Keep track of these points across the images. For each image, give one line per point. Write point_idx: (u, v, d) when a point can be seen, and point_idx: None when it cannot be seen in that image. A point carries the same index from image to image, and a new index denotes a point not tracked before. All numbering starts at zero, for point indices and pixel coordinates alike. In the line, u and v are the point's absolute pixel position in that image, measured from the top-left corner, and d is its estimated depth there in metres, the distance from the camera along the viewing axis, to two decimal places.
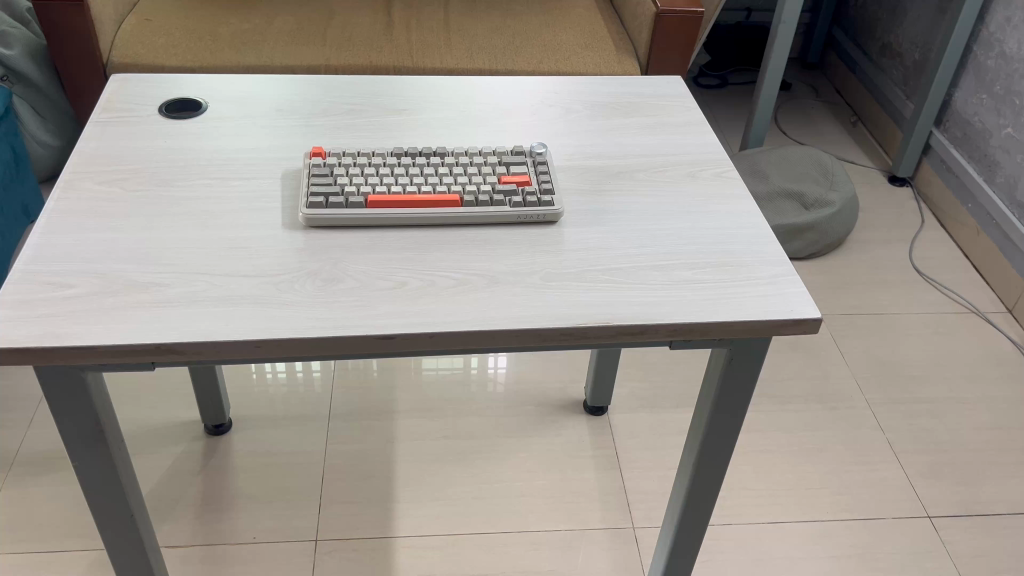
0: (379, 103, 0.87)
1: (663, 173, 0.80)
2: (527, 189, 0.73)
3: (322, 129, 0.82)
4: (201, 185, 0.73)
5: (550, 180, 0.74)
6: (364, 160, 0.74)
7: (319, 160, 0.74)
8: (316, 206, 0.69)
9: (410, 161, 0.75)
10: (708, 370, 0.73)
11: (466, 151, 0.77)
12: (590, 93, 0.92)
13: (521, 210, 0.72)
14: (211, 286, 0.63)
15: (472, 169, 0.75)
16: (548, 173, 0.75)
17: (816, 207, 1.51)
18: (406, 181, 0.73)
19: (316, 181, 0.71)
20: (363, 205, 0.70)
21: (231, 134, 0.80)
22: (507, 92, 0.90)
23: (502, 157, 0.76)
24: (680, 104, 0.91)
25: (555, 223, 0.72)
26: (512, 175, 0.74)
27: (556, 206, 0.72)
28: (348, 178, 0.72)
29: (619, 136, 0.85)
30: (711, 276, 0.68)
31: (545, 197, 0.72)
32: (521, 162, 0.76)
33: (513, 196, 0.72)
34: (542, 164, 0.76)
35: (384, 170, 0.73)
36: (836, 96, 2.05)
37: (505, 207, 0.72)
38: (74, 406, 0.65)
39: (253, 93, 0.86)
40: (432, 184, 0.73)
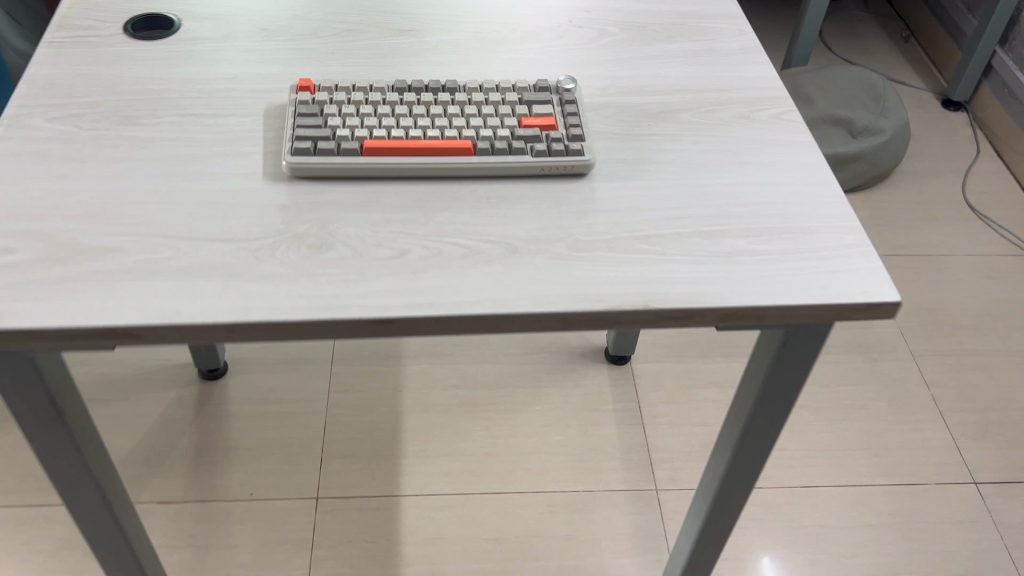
0: (381, 22, 0.74)
1: (712, 114, 0.68)
2: (552, 134, 0.61)
3: (312, 55, 0.70)
4: (168, 123, 0.62)
5: (580, 123, 0.63)
6: (359, 94, 0.63)
7: (308, 94, 0.62)
8: (303, 153, 0.58)
9: (415, 97, 0.63)
10: (757, 352, 0.64)
11: (480, 83, 0.65)
12: (628, 10, 0.79)
13: (545, 159, 0.60)
14: (176, 253, 0.53)
15: (487, 108, 0.63)
16: (578, 113, 0.63)
17: (864, 135, 1.38)
18: (410, 121, 0.61)
19: (303, 120, 0.60)
20: (357, 152, 0.59)
21: (205, 59, 0.68)
22: (532, 7, 0.78)
23: (523, 92, 0.65)
24: (733, 26, 0.77)
25: (585, 176, 0.61)
26: (534, 116, 0.63)
27: (586, 156, 0.61)
28: (340, 117, 0.61)
29: (660, 66, 0.72)
30: (770, 247, 0.57)
31: (573, 144, 0.61)
32: (546, 100, 0.64)
33: (536, 143, 0.61)
34: (571, 102, 0.64)
35: (383, 107, 0.62)
36: (887, 7, 1.87)
37: (526, 156, 0.60)
38: (26, 392, 0.56)
39: (233, 8, 0.74)
40: (439, 126, 0.61)
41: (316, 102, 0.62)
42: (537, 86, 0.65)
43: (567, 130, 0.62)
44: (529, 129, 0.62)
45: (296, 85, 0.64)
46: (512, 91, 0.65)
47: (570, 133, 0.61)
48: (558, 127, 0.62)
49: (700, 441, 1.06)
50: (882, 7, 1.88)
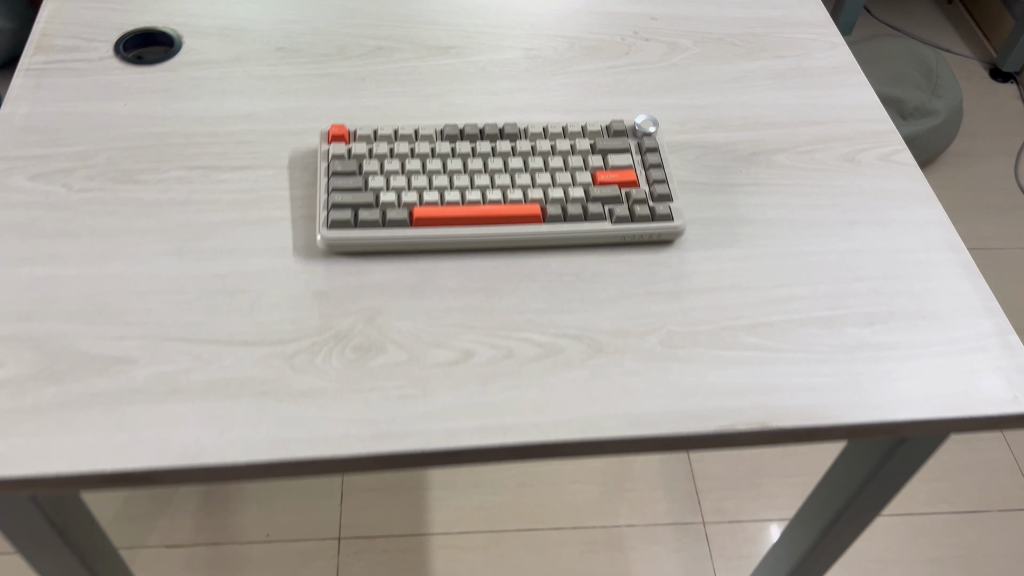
0: (417, 35, 0.63)
1: (810, 156, 0.58)
2: (634, 194, 0.52)
3: (339, 83, 0.59)
4: (175, 182, 0.52)
5: (666, 178, 0.53)
6: (403, 144, 0.53)
7: (343, 145, 0.52)
8: (341, 226, 0.49)
9: (469, 147, 0.53)
10: (843, 457, 0.57)
11: (543, 125, 0.55)
12: (700, 16, 0.68)
13: (627, 227, 0.51)
14: (195, 364, 0.44)
15: (555, 160, 0.53)
16: (662, 165, 0.53)
17: (916, 117, 1.28)
18: (466, 179, 0.51)
19: (339, 182, 0.50)
20: (405, 221, 0.49)
21: (214, 90, 0.58)
22: (590, 14, 0.67)
23: (595, 137, 0.55)
24: (820, 37, 0.67)
25: (673, 244, 0.52)
26: (611, 169, 0.53)
27: (676, 222, 0.51)
28: (384, 177, 0.51)
29: (743, 91, 0.62)
30: (897, 340, 0.48)
31: (660, 207, 0.51)
32: (623, 148, 0.54)
33: (616, 206, 0.51)
34: (652, 150, 0.54)
35: (433, 162, 0.52)
36: None
37: (604, 222, 0.51)
38: (24, 528, 0.47)
39: (243, 19, 0.63)
40: (501, 185, 0.52)
41: (354, 157, 0.52)
42: (611, 130, 0.55)
43: (651, 186, 0.53)
44: (607, 188, 0.52)
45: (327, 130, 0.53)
46: (581, 136, 0.55)
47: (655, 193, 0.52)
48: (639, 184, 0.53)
49: (748, 467, 0.99)
50: None
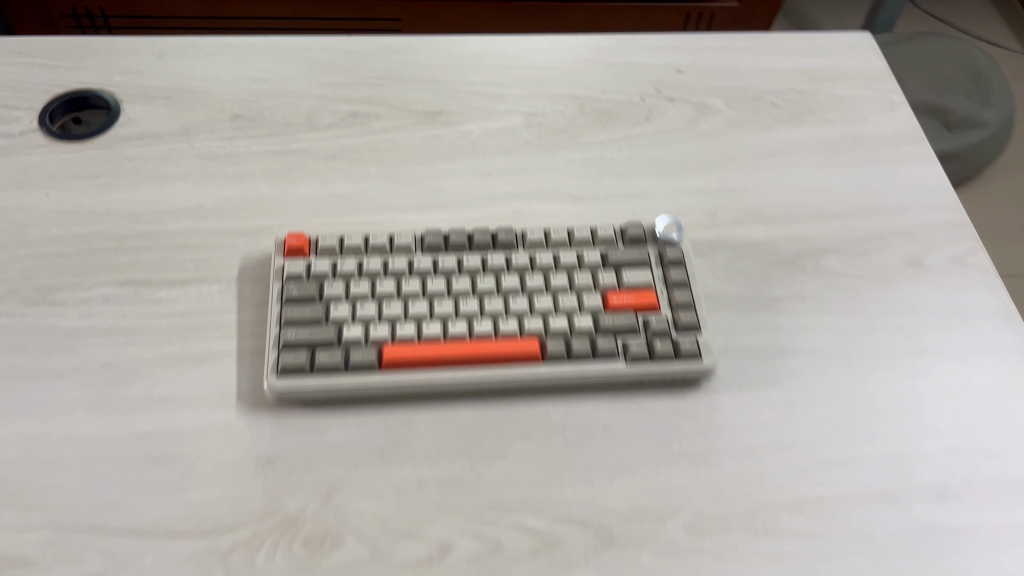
0: (399, 94, 0.54)
1: (865, 260, 0.48)
2: (653, 324, 0.43)
3: (305, 163, 0.50)
4: (100, 303, 0.43)
5: (693, 301, 0.44)
6: (373, 259, 0.43)
7: (301, 260, 0.43)
8: (294, 371, 0.40)
9: (454, 261, 0.44)
10: None
11: (544, 228, 0.46)
12: (734, 66, 0.58)
13: (645, 368, 0.41)
14: (107, 564, 0.36)
15: (557, 277, 0.44)
16: (689, 284, 0.44)
17: (963, 129, 1.17)
18: (449, 305, 0.42)
19: (295, 312, 0.41)
20: (373, 364, 0.40)
21: (154, 175, 0.48)
22: (605, 64, 0.57)
23: (607, 246, 0.45)
24: (876, 93, 0.57)
25: (700, 385, 0.43)
26: (627, 290, 0.44)
27: (706, 360, 0.42)
28: (349, 303, 0.42)
29: (785, 168, 0.52)
30: (976, 523, 0.39)
31: (686, 341, 0.42)
32: (641, 261, 0.45)
33: (632, 340, 0.42)
34: (676, 263, 0.45)
35: (409, 283, 0.43)
36: None
37: (618, 360, 0.42)
38: None
39: (193, 76, 0.53)
40: (492, 313, 0.42)
41: (314, 277, 0.43)
42: (626, 237, 0.46)
43: (675, 313, 0.43)
44: (621, 317, 0.43)
45: (284, 238, 0.44)
46: (590, 245, 0.45)
47: (680, 323, 0.43)
48: (660, 309, 0.44)
49: None
50: None
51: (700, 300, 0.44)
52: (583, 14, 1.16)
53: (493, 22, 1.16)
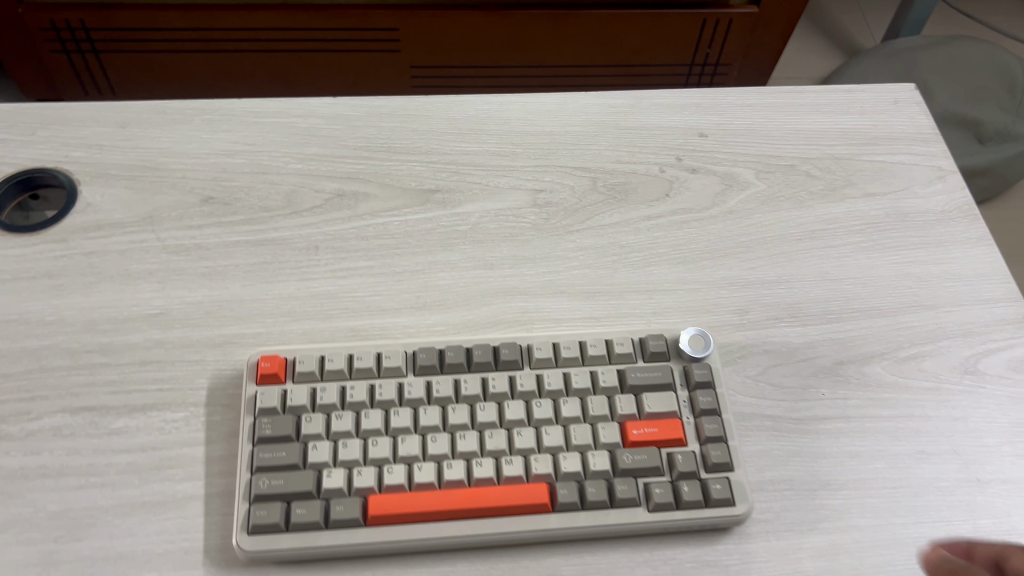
0: (389, 169, 0.48)
1: (913, 366, 0.43)
2: (678, 462, 0.37)
3: (284, 256, 0.45)
4: (49, 436, 0.38)
5: (724, 433, 0.38)
6: (357, 386, 0.38)
7: (276, 390, 0.38)
8: (267, 531, 0.35)
9: (450, 387, 0.39)
10: None
11: (552, 342, 0.40)
12: (762, 126, 0.52)
13: (670, 518, 0.36)
14: None
15: (568, 405, 0.38)
16: (719, 412, 0.39)
17: (997, 141, 1.11)
18: (444, 444, 0.37)
19: (268, 456, 0.36)
20: (358, 519, 0.35)
21: (115, 274, 0.43)
22: (617, 129, 0.51)
23: (625, 364, 0.40)
24: (922, 160, 0.51)
25: (733, 530, 0.37)
26: (648, 420, 0.38)
27: (740, 507, 0.36)
28: (331, 444, 0.37)
29: (821, 254, 0.47)
30: None
31: (717, 485, 0.37)
32: (662, 383, 0.39)
33: (653, 483, 0.37)
34: (704, 385, 0.40)
35: (399, 415, 0.38)
36: None
37: (640, 507, 0.36)
38: None
39: (160, 151, 0.48)
40: (494, 452, 0.37)
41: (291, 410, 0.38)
42: (647, 352, 0.40)
43: (702, 448, 0.38)
44: (641, 454, 0.37)
45: (258, 359, 0.39)
46: (605, 362, 0.40)
47: (709, 462, 0.37)
48: (686, 442, 0.38)
49: None
50: None
51: (730, 429, 0.38)
52: (592, 22, 1.09)
53: (497, 32, 1.09)
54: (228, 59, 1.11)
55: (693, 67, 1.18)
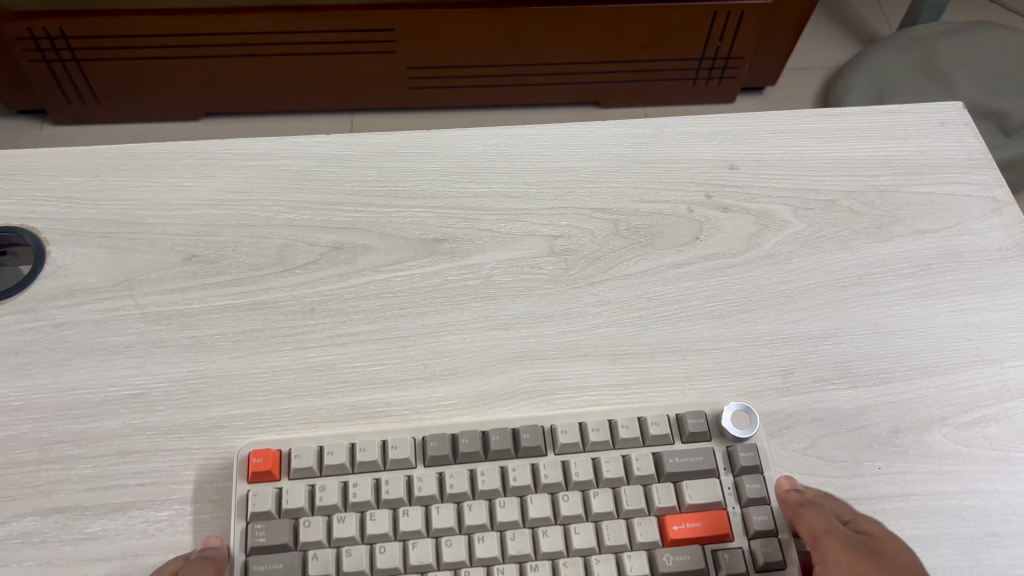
0: (390, 216, 0.44)
1: (978, 433, 0.38)
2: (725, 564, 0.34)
3: (276, 321, 0.40)
4: (17, 545, 0.34)
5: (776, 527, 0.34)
6: (361, 482, 0.34)
7: (270, 489, 0.34)
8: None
9: (466, 481, 0.34)
10: None
11: (578, 421, 0.36)
12: (798, 156, 0.47)
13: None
14: None
15: (599, 497, 0.34)
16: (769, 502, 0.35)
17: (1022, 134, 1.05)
18: (461, 550, 0.33)
19: (262, 569, 0.33)
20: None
21: (90, 348, 0.39)
22: (640, 163, 0.46)
23: (661, 444, 0.36)
24: (974, 190, 0.46)
25: None
26: (689, 515, 0.34)
27: None
28: (329, 551, 0.33)
29: (869, 303, 0.42)
30: None
31: None
32: (704, 469, 0.35)
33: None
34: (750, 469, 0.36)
35: (409, 517, 0.34)
36: None
37: None
38: None
39: (138, 202, 0.43)
40: (517, 557, 0.33)
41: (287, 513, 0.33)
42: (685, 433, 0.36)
43: (750, 544, 0.34)
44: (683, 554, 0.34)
45: (247, 454, 0.35)
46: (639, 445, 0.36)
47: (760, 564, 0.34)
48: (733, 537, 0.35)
49: None
50: None
51: (782, 522, 0.35)
52: (597, 17, 1.03)
53: (497, 30, 1.04)
54: (217, 64, 1.06)
55: (703, 62, 1.13)
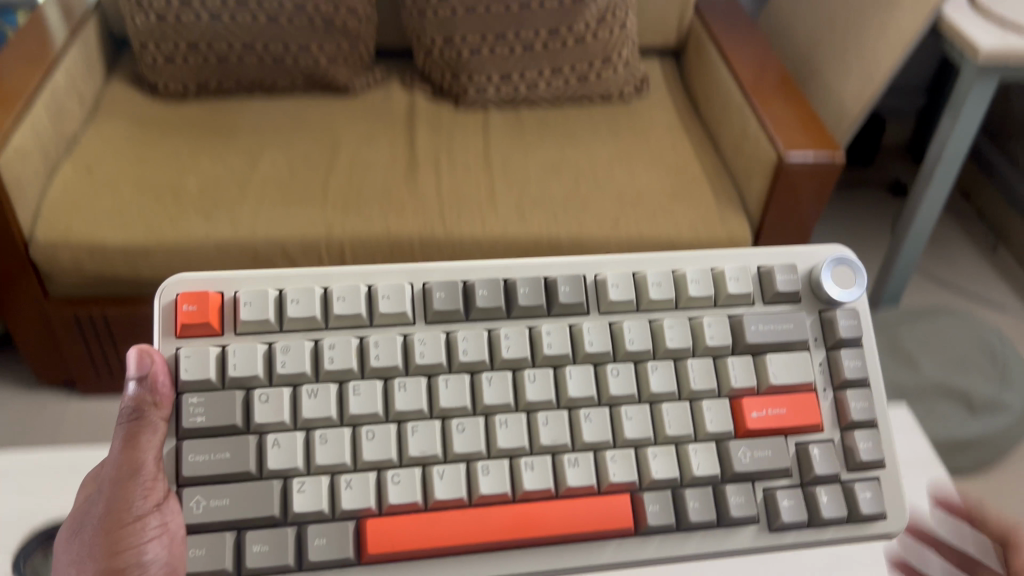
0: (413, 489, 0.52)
1: None
2: (805, 467, 0.58)
3: None
4: None
5: (869, 411, 0.59)
6: (323, 340, 0.56)
7: (213, 352, 0.55)
8: (216, 551, 0.51)
9: (473, 352, 0.57)
10: None
11: (632, 275, 0.61)
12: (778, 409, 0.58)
13: (787, 533, 0.57)
14: None
15: (655, 374, 0.59)
16: (863, 377, 0.60)
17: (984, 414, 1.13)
18: (471, 432, 0.56)
19: (199, 457, 0.53)
20: (352, 540, 0.53)
21: None
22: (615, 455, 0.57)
23: (716, 297, 0.61)
24: None
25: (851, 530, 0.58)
26: (796, 402, 0.59)
27: (849, 516, 0.57)
28: (260, 425, 0.54)
29: None
30: None
31: (826, 497, 0.57)
32: (794, 331, 0.60)
33: (775, 492, 0.57)
34: (842, 343, 0.61)
35: (406, 396, 0.56)
36: (972, 217, 1.67)
37: (762, 529, 0.57)
38: None
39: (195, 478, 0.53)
40: (550, 442, 0.57)
41: (235, 381, 0.55)
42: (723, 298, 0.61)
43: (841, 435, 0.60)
44: (764, 449, 0.58)
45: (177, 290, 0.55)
46: (712, 305, 0.61)
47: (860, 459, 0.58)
48: (825, 427, 0.60)
49: None
50: (964, 212, 1.68)
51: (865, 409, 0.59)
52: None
53: None
54: None
55: None
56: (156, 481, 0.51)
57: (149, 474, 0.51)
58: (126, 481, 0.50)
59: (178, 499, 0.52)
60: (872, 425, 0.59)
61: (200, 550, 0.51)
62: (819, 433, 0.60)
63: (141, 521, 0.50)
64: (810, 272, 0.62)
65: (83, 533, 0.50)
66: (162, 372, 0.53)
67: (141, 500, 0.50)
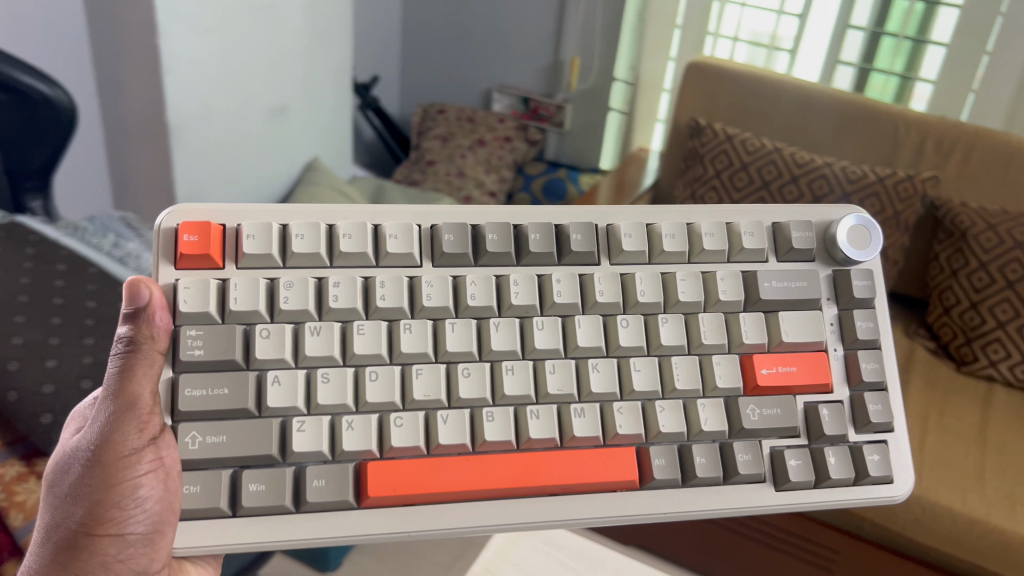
0: None
1: None
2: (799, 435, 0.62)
3: None
4: None
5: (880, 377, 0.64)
6: (757, 273, 0.64)
7: (260, 284, 0.56)
8: (212, 487, 0.53)
9: (480, 296, 0.59)
10: None
11: (646, 226, 0.63)
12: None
13: (794, 493, 0.61)
14: None
15: (669, 326, 0.61)
16: (875, 339, 0.64)
17: None
18: (471, 382, 0.57)
19: (195, 393, 0.54)
20: (351, 484, 0.55)
21: None
22: None
23: (730, 256, 0.64)
24: None
25: (852, 488, 0.62)
26: (800, 367, 0.63)
27: (847, 475, 0.61)
28: (251, 357, 0.55)
29: None
30: None
31: (829, 458, 0.61)
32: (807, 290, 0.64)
33: (783, 451, 0.61)
34: (855, 306, 0.65)
35: (498, 337, 0.59)
36: None
37: (771, 492, 0.61)
38: None
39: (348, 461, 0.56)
40: (557, 391, 0.59)
41: (469, 311, 0.59)
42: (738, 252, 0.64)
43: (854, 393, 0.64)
44: (774, 408, 0.62)
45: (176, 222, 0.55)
46: (725, 260, 0.64)
47: (871, 420, 0.62)
48: (834, 389, 0.64)
49: None
50: None
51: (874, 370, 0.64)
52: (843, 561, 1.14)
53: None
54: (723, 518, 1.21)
55: None
56: (151, 415, 0.52)
57: (144, 406, 0.52)
58: (125, 414, 0.51)
59: (172, 434, 0.53)
60: (881, 388, 0.64)
61: (195, 487, 0.52)
62: (828, 394, 0.64)
63: (138, 456, 0.51)
64: (823, 229, 0.66)
65: (73, 467, 0.52)
66: (158, 298, 0.52)
67: (136, 435, 0.51)
